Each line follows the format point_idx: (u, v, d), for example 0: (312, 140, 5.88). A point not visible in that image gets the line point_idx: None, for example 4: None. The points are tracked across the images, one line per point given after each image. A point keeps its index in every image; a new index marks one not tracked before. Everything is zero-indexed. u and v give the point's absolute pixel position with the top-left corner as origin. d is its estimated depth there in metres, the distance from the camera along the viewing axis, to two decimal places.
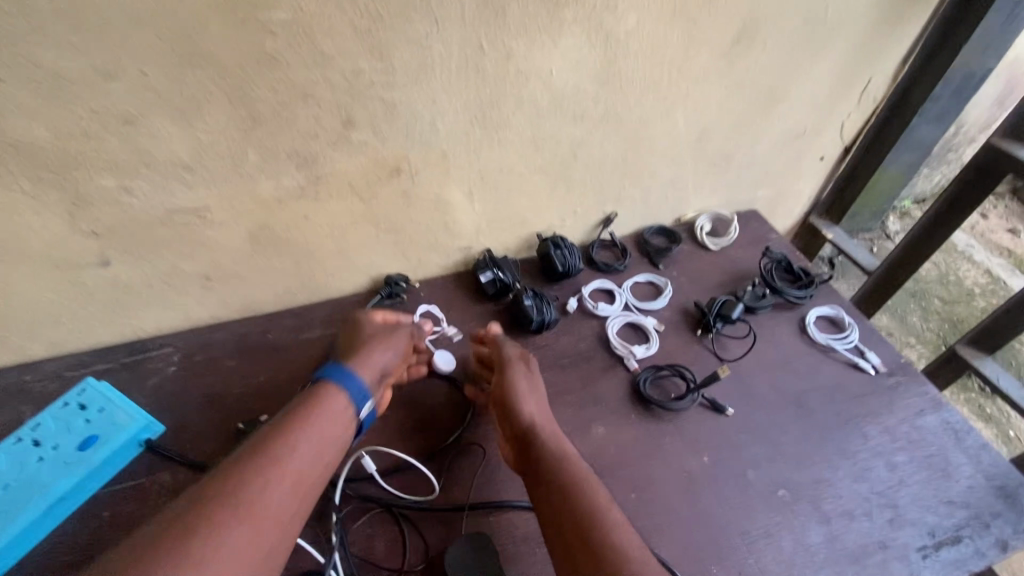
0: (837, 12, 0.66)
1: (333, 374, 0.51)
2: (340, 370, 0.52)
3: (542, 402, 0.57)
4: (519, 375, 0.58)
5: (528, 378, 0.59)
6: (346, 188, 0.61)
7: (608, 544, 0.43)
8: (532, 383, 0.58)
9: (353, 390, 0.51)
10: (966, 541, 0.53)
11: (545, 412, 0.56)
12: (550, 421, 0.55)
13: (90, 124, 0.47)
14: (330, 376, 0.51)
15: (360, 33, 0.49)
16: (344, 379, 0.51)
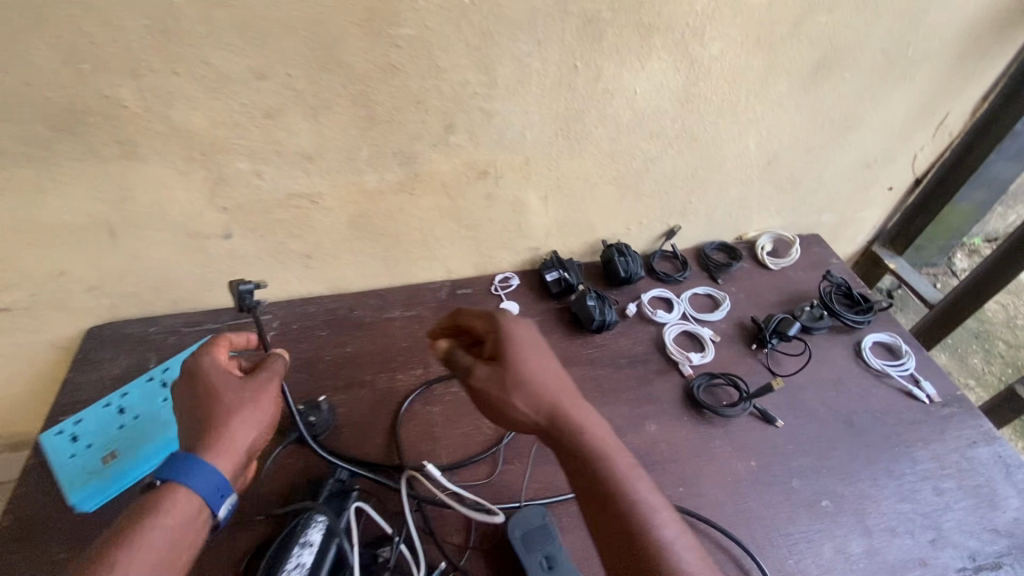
0: (919, 47, 0.68)
1: (171, 473, 0.44)
2: (192, 458, 0.44)
3: (545, 383, 0.50)
4: (481, 377, 0.50)
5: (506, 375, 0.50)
6: (437, 185, 0.68)
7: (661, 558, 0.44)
8: (518, 372, 0.50)
9: (206, 493, 0.44)
10: (1007, 568, 0.55)
11: (551, 391, 0.50)
12: (557, 400, 0.50)
13: (239, 116, 0.56)
14: (170, 470, 0.44)
15: (473, 49, 0.56)
16: (193, 474, 0.44)
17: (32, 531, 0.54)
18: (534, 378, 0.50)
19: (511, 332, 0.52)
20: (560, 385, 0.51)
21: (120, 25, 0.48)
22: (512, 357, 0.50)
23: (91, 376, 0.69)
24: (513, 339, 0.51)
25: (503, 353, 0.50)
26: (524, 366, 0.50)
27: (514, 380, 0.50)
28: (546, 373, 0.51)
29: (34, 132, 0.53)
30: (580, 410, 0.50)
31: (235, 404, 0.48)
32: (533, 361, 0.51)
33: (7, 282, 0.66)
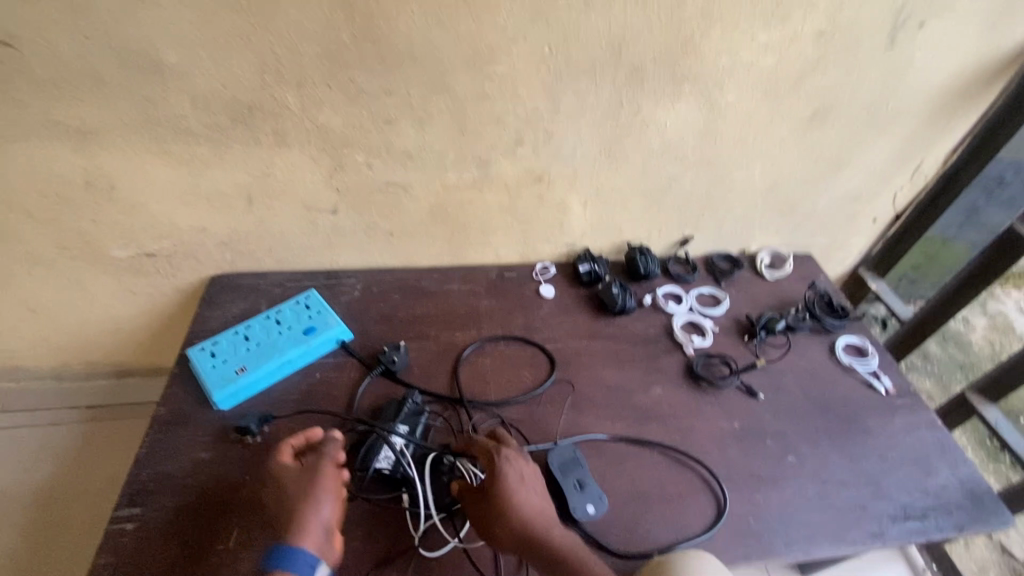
0: (896, 106, 0.84)
1: (276, 564, 0.54)
2: (288, 547, 0.55)
3: (524, 517, 0.59)
4: (472, 508, 0.62)
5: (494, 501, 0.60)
6: (502, 185, 0.85)
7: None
8: (504, 505, 0.60)
9: (303, 568, 0.54)
10: (929, 518, 0.71)
11: (528, 523, 0.59)
12: (533, 529, 0.59)
13: (366, 120, 0.74)
14: (273, 562, 0.54)
15: (546, 84, 0.73)
16: (292, 559, 0.54)
17: (183, 418, 0.73)
18: (521, 499, 0.60)
19: (501, 471, 0.61)
20: (537, 511, 0.60)
21: (299, 51, 0.66)
22: (499, 485, 0.60)
23: (215, 312, 0.87)
24: (504, 470, 0.61)
25: (493, 480, 0.61)
26: (513, 494, 0.60)
27: (498, 518, 0.59)
28: (527, 505, 0.60)
29: (219, 120, 0.71)
30: (554, 539, 0.59)
31: (305, 490, 0.59)
32: (518, 487, 0.61)
33: (161, 233, 0.85)
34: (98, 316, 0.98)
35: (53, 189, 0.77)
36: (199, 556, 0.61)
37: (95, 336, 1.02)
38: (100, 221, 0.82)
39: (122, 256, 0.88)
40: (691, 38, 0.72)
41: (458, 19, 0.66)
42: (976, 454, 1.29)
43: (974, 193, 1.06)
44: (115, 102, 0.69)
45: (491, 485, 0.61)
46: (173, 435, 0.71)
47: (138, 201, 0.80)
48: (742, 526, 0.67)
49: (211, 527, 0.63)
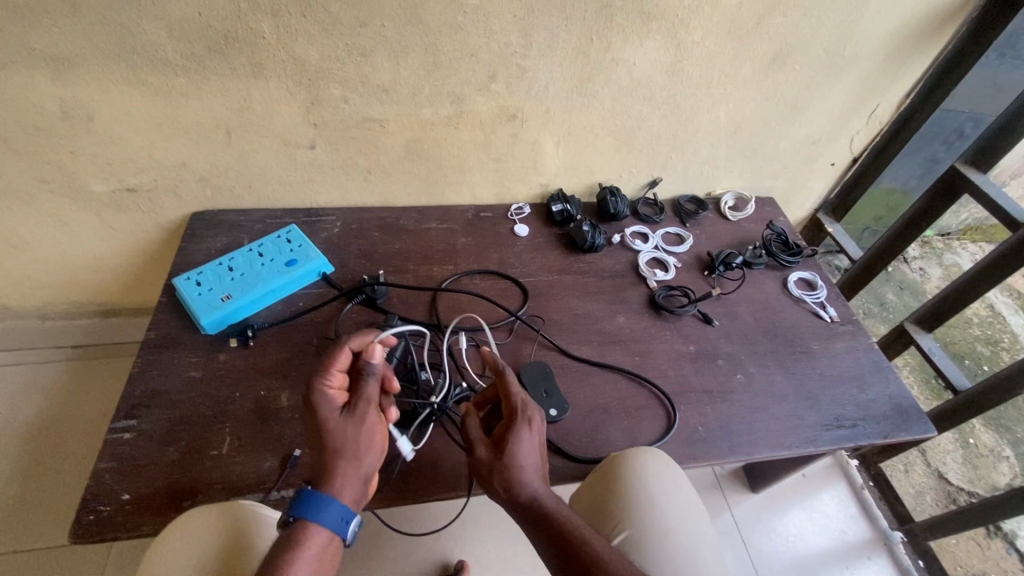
0: (853, 49, 0.88)
1: (303, 513, 0.53)
2: (317, 496, 0.53)
3: (522, 471, 0.59)
4: (479, 451, 0.61)
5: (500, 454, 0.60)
6: (477, 122, 0.88)
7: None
8: (508, 455, 0.60)
9: (335, 521, 0.53)
10: (859, 426, 0.79)
11: (528, 483, 0.59)
12: (526, 485, 0.59)
13: (341, 52, 0.75)
14: (299, 510, 0.53)
15: (518, 19, 0.75)
16: (321, 509, 0.53)
17: (174, 341, 0.77)
18: (527, 460, 0.60)
19: (518, 427, 0.61)
20: (534, 471, 0.60)
21: None
22: (512, 440, 0.61)
23: (198, 246, 0.90)
24: (520, 430, 0.61)
25: (507, 435, 0.61)
26: (522, 454, 0.60)
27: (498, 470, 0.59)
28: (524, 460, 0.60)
29: (195, 49, 0.73)
30: (544, 496, 0.59)
31: (347, 442, 0.56)
32: (529, 448, 0.61)
33: (140, 167, 0.86)
34: (80, 254, 0.99)
35: (30, 118, 0.77)
36: (195, 459, 0.66)
37: (78, 274, 1.03)
38: (78, 153, 0.83)
39: (102, 191, 0.89)
40: None
41: None
42: (923, 393, 1.35)
43: (932, 143, 1.11)
44: (89, 27, 0.69)
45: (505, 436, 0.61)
46: (165, 356, 0.75)
47: (116, 133, 0.81)
48: (693, 433, 0.75)
49: (204, 435, 0.69)
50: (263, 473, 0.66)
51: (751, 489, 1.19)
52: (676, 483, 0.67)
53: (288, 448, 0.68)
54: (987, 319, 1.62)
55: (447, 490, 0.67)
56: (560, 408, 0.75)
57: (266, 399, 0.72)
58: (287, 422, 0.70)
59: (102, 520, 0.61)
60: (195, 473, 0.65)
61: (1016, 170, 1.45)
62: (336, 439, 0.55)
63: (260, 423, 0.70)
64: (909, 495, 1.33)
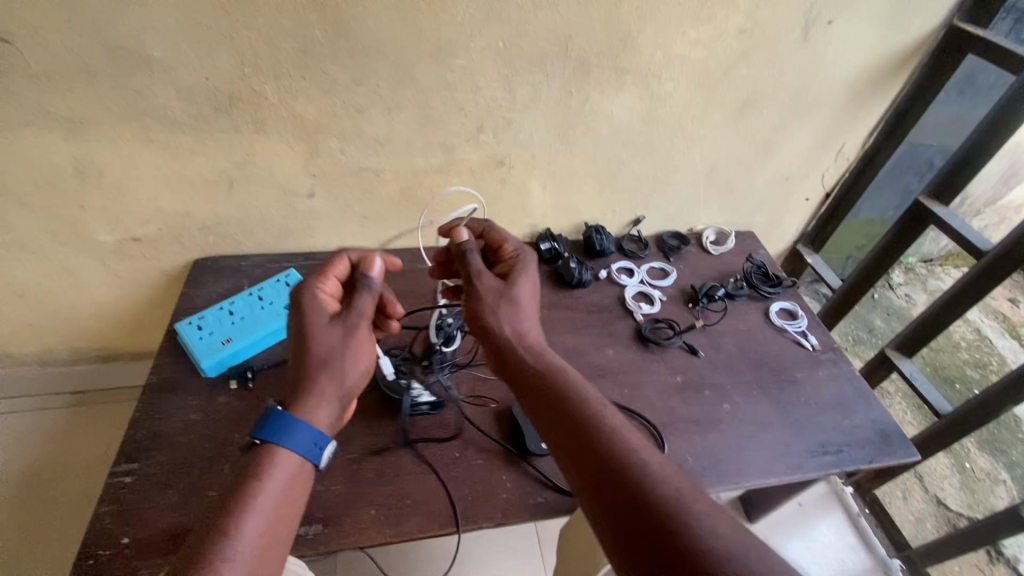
0: (815, 94, 0.95)
1: (270, 435, 0.55)
2: (285, 420, 0.56)
3: (520, 317, 0.67)
4: (486, 286, 0.68)
5: (503, 290, 0.68)
6: (467, 169, 0.93)
7: (617, 464, 0.52)
8: (507, 296, 0.68)
9: (308, 447, 0.56)
10: (844, 452, 0.81)
11: (530, 335, 0.66)
12: (524, 337, 0.66)
13: (339, 109, 0.81)
14: (267, 430, 0.56)
15: (502, 75, 0.82)
16: (289, 434, 0.56)
17: (175, 385, 0.79)
18: (525, 302, 0.69)
19: (522, 278, 0.70)
20: (529, 320, 0.68)
21: (277, 46, 0.73)
22: (517, 287, 0.69)
23: (200, 291, 0.93)
24: (523, 281, 0.70)
25: (513, 279, 0.70)
26: (523, 296, 0.69)
27: (496, 314, 0.67)
28: (521, 317, 0.67)
29: (201, 110, 0.78)
30: (538, 355, 0.64)
31: (335, 356, 0.61)
32: (529, 295, 0.70)
33: (146, 218, 0.90)
34: (84, 302, 1.02)
35: (43, 176, 0.81)
36: (194, 500, 0.68)
37: (81, 321, 1.06)
38: (88, 207, 0.87)
39: (109, 241, 0.93)
40: (629, 35, 0.81)
41: (420, 17, 0.74)
42: (915, 417, 1.37)
43: (901, 176, 1.18)
44: (104, 93, 0.74)
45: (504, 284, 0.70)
46: (168, 399, 0.78)
47: (124, 187, 0.85)
48: (683, 463, 0.77)
49: (204, 476, 0.70)
50: None
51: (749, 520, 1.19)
52: None
53: None
54: (974, 343, 1.65)
55: (441, 526, 0.68)
56: None
57: None
58: None
59: (104, 564, 0.62)
60: (194, 515, 0.66)
61: (987, 199, 1.52)
62: (324, 349, 0.61)
63: None
64: (908, 522, 1.33)
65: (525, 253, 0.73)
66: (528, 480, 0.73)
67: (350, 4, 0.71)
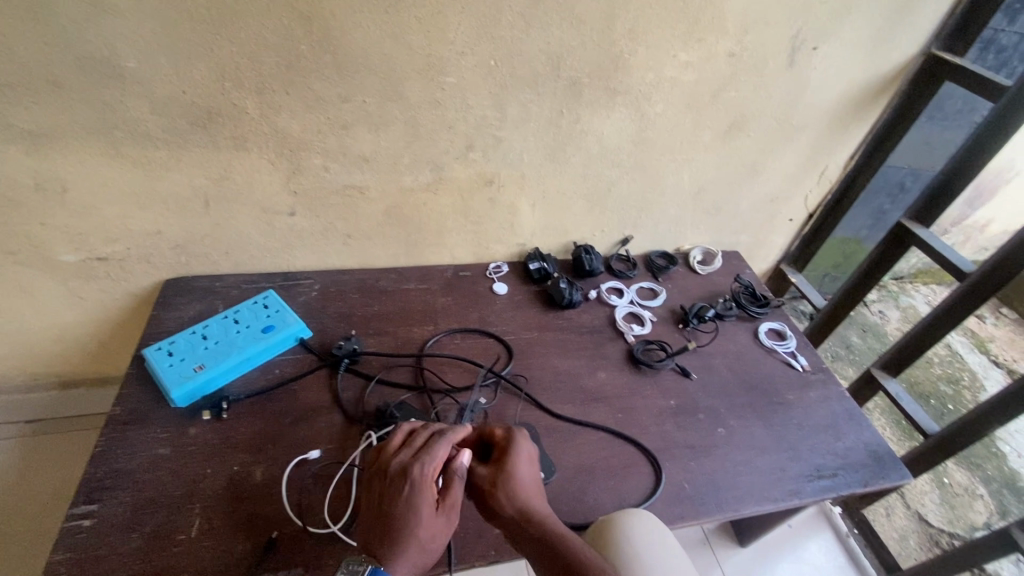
0: (800, 118, 0.96)
1: None
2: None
3: (526, 496, 0.62)
4: (479, 471, 0.64)
5: (496, 475, 0.63)
6: (455, 188, 0.91)
7: None
8: (504, 476, 0.63)
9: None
10: (839, 476, 0.80)
11: (530, 502, 0.61)
12: (532, 509, 0.61)
13: (324, 125, 0.78)
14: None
15: (492, 94, 0.80)
16: None
17: (142, 416, 0.74)
18: (524, 476, 0.63)
19: (515, 448, 0.66)
20: (535, 492, 0.63)
21: (260, 59, 0.70)
22: (511, 462, 0.64)
23: (171, 314, 0.88)
24: (517, 452, 0.65)
25: (505, 456, 0.65)
26: (518, 471, 0.64)
27: (502, 489, 0.62)
28: (524, 487, 0.63)
29: (177, 124, 0.74)
30: (548, 531, 0.59)
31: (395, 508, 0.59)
32: (527, 468, 0.64)
33: (113, 236, 0.85)
34: (43, 325, 0.95)
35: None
36: (162, 544, 0.62)
37: (38, 346, 0.99)
38: (49, 224, 0.81)
39: (71, 261, 0.87)
40: (621, 56, 0.80)
41: (410, 34, 0.72)
42: (896, 434, 1.39)
43: (880, 197, 1.21)
44: (69, 105, 0.70)
45: (500, 456, 0.65)
46: (133, 433, 0.72)
47: (90, 205, 0.80)
48: (680, 491, 0.75)
49: (172, 518, 0.65)
50: (235, 558, 0.62)
51: (739, 543, 1.18)
52: (667, 544, 0.66)
53: (263, 530, 0.65)
54: (947, 359, 1.69)
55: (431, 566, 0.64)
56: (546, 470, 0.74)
57: (239, 476, 0.69)
58: (261, 499, 0.67)
59: None
60: (161, 562, 0.61)
61: (954, 219, 1.57)
62: (400, 511, 0.58)
63: (232, 501, 0.67)
64: (892, 540, 1.33)
65: (518, 430, 0.68)
66: None
67: (338, 20, 0.69)
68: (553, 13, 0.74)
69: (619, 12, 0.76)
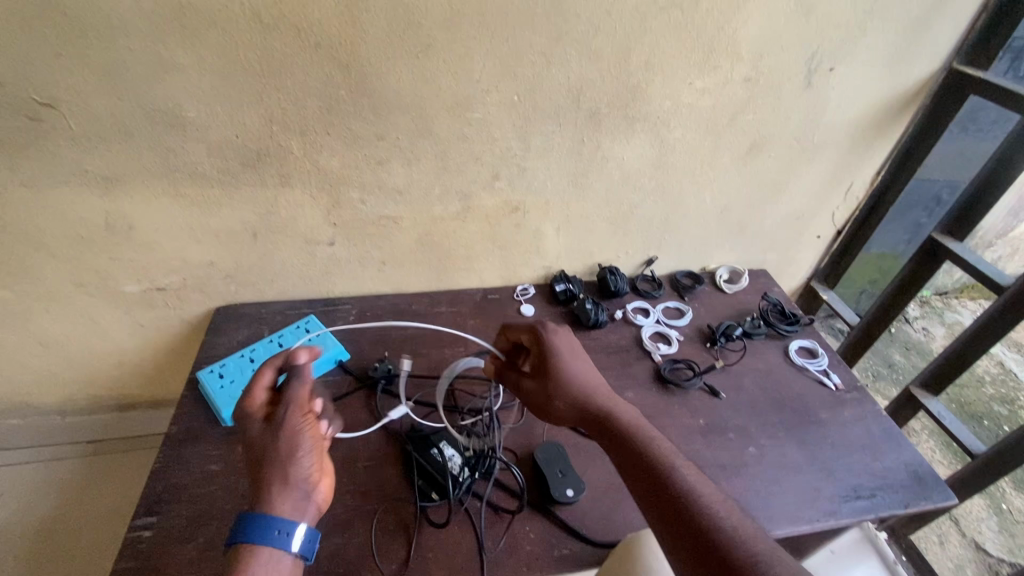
0: (820, 137, 0.97)
1: (246, 537, 0.53)
2: (255, 520, 0.54)
3: (583, 386, 0.69)
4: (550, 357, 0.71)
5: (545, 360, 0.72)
6: (483, 215, 0.95)
7: (685, 513, 0.54)
8: (564, 366, 0.71)
9: (284, 543, 0.54)
10: (878, 496, 0.78)
11: (585, 392, 0.69)
12: (587, 397, 0.68)
13: (360, 161, 0.84)
14: (249, 534, 0.53)
15: (516, 126, 0.85)
16: (264, 532, 0.53)
17: (195, 435, 0.79)
18: (572, 367, 0.70)
19: (552, 342, 0.72)
20: (590, 383, 0.70)
21: (304, 105, 0.77)
22: (557, 358, 0.71)
23: (222, 339, 0.94)
24: (557, 346, 0.72)
25: (549, 355, 0.72)
26: (568, 366, 0.71)
27: (555, 385, 0.70)
28: (580, 377, 0.70)
29: (229, 164, 0.81)
30: (611, 413, 0.66)
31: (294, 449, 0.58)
32: (570, 359, 0.71)
33: (171, 268, 0.93)
34: (107, 350, 1.04)
35: (77, 231, 0.84)
36: (213, 555, 0.67)
37: (102, 370, 1.07)
38: (116, 259, 0.89)
39: (134, 291, 0.95)
40: (639, 86, 0.84)
41: (439, 77, 0.78)
42: (942, 455, 1.34)
43: (914, 210, 1.18)
44: (137, 151, 0.78)
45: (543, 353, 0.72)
46: (188, 449, 0.77)
47: (153, 240, 0.88)
48: None
49: (222, 530, 0.69)
50: None
51: None
52: None
53: None
54: (999, 377, 1.61)
55: None
56: (576, 488, 0.75)
57: None
58: None
59: None
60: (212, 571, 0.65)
61: (998, 231, 1.51)
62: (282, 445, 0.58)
63: None
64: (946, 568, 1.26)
65: (547, 326, 0.74)
66: (550, 530, 0.71)
67: (373, 65, 0.75)
68: (571, 49, 0.78)
69: (635, 45, 0.80)
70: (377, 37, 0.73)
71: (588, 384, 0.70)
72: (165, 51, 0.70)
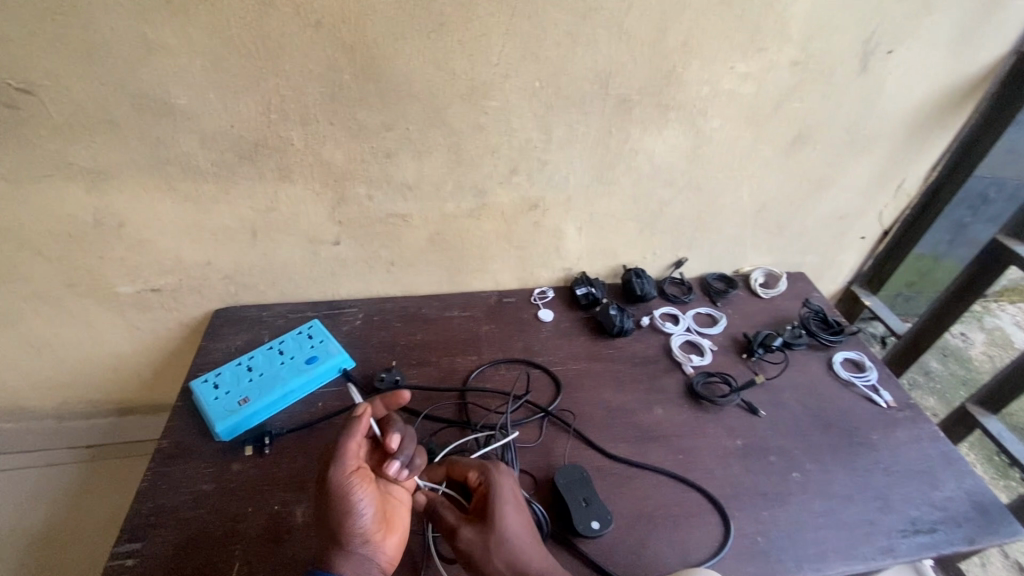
0: (872, 129, 0.88)
1: None
2: None
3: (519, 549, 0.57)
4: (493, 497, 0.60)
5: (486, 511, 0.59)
6: (499, 213, 0.88)
7: None
8: (503, 524, 0.58)
9: None
10: (940, 531, 0.70)
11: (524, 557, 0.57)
12: (523, 562, 0.57)
13: (366, 154, 0.77)
14: None
15: (537, 115, 0.77)
16: None
17: (187, 451, 0.73)
18: (514, 523, 0.59)
19: (496, 485, 0.61)
20: (529, 545, 0.58)
21: (304, 91, 0.70)
22: (500, 510, 0.59)
23: (219, 344, 0.88)
24: (503, 490, 0.60)
25: (490, 505, 0.59)
26: (511, 522, 0.58)
27: (492, 547, 0.57)
28: (522, 538, 0.58)
29: (225, 156, 0.74)
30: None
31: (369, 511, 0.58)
32: (513, 509, 0.59)
33: (165, 268, 0.87)
34: (101, 354, 0.98)
35: (63, 228, 0.78)
36: None
37: (98, 374, 1.02)
38: (107, 258, 0.84)
39: (127, 292, 0.89)
40: (674, 70, 0.76)
41: (453, 60, 0.70)
42: (987, 471, 1.24)
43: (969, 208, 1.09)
44: (125, 142, 0.71)
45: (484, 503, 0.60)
46: (179, 466, 0.71)
47: (146, 238, 0.82)
48: (752, 544, 0.67)
49: (212, 560, 0.63)
50: None
51: None
52: None
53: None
54: None
55: None
56: (603, 519, 0.67)
57: (279, 516, 0.67)
58: (301, 543, 0.64)
59: None
60: None
61: None
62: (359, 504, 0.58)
63: (271, 544, 0.64)
64: None
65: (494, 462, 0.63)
66: (572, 565, 0.64)
67: (380, 46, 0.68)
68: (600, 29, 0.70)
69: (671, 25, 0.71)
70: (385, 15, 0.65)
71: (527, 539, 0.59)
72: (151, 31, 0.63)
